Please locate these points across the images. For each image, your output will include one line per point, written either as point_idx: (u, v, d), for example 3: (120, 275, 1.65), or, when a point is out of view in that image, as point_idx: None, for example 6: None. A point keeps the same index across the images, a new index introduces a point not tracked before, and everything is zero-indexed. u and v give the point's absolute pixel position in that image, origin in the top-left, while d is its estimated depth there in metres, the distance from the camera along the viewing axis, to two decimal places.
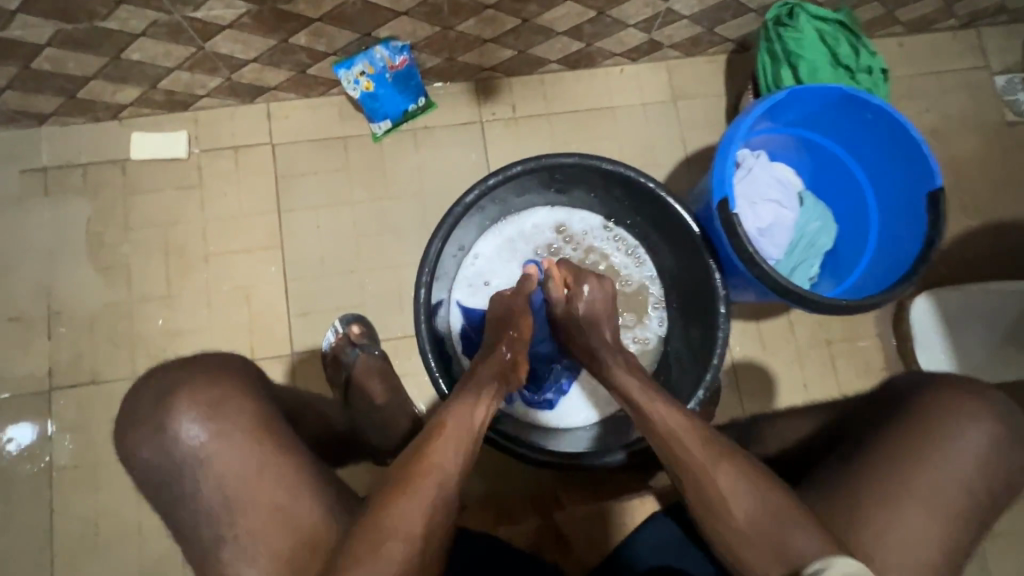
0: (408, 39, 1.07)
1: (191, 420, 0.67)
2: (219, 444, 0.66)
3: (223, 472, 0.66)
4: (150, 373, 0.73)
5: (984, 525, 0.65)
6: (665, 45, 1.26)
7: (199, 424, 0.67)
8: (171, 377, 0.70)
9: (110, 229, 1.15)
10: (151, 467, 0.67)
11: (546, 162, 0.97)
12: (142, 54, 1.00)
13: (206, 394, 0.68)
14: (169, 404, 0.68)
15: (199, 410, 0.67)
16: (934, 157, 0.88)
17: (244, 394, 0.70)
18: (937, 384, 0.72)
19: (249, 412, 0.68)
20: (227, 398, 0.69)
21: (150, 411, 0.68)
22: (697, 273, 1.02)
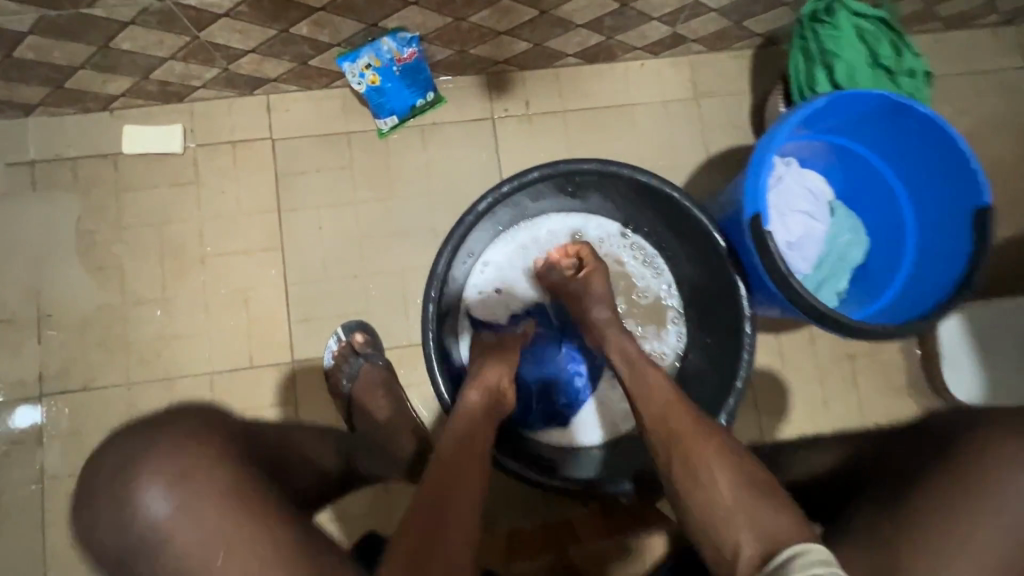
0: (417, 31, 1.00)
1: (156, 491, 0.65)
2: (188, 515, 0.65)
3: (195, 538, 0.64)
4: (111, 440, 0.71)
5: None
6: (689, 39, 1.18)
7: (165, 494, 0.65)
8: (135, 446, 0.68)
9: (102, 227, 1.10)
10: (118, 544, 0.66)
11: (565, 167, 0.91)
12: (132, 43, 0.93)
13: (171, 462, 0.66)
14: (134, 473, 0.66)
15: (166, 480, 0.65)
16: (983, 172, 0.82)
17: (217, 459, 0.68)
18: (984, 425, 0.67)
19: (219, 479, 0.67)
20: (195, 466, 0.67)
21: (111, 483, 0.67)
22: (720, 287, 0.97)
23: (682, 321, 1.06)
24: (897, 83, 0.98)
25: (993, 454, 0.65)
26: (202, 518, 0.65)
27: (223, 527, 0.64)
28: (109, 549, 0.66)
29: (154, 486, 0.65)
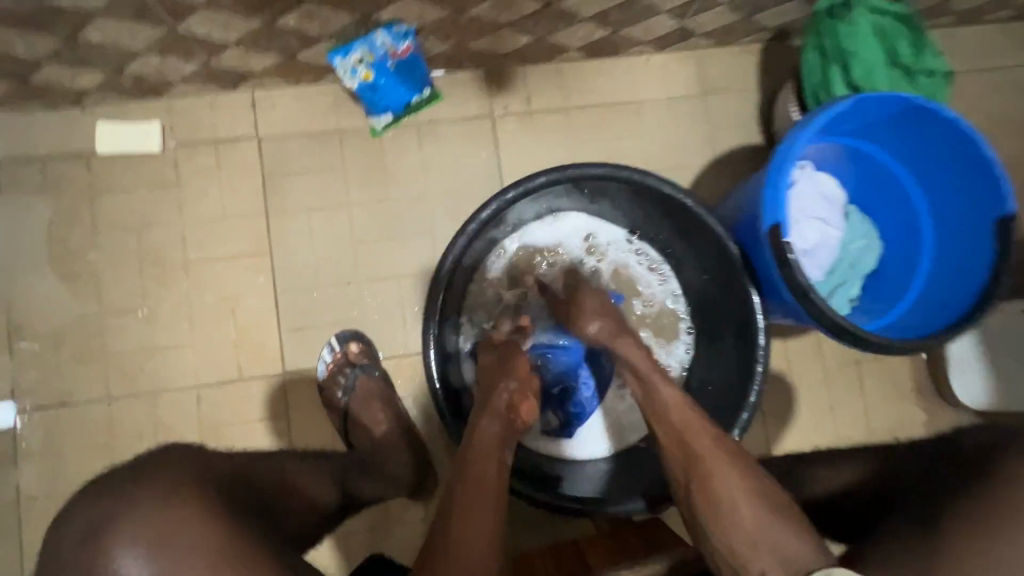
0: (413, 23, 0.94)
1: (134, 556, 0.57)
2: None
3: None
4: (83, 494, 0.63)
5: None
6: (697, 34, 1.13)
7: (143, 563, 0.57)
8: (107, 504, 0.60)
9: (75, 232, 1.03)
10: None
11: (573, 173, 0.87)
12: (102, 35, 0.86)
13: (160, 520, 0.59)
14: (105, 544, 0.58)
15: (143, 546, 0.58)
16: (1008, 180, 0.79)
17: (200, 520, 0.60)
18: None
19: (206, 543, 0.59)
20: (178, 529, 0.59)
21: (80, 550, 0.58)
22: (731, 297, 0.93)
23: (690, 333, 1.03)
24: (917, 83, 0.94)
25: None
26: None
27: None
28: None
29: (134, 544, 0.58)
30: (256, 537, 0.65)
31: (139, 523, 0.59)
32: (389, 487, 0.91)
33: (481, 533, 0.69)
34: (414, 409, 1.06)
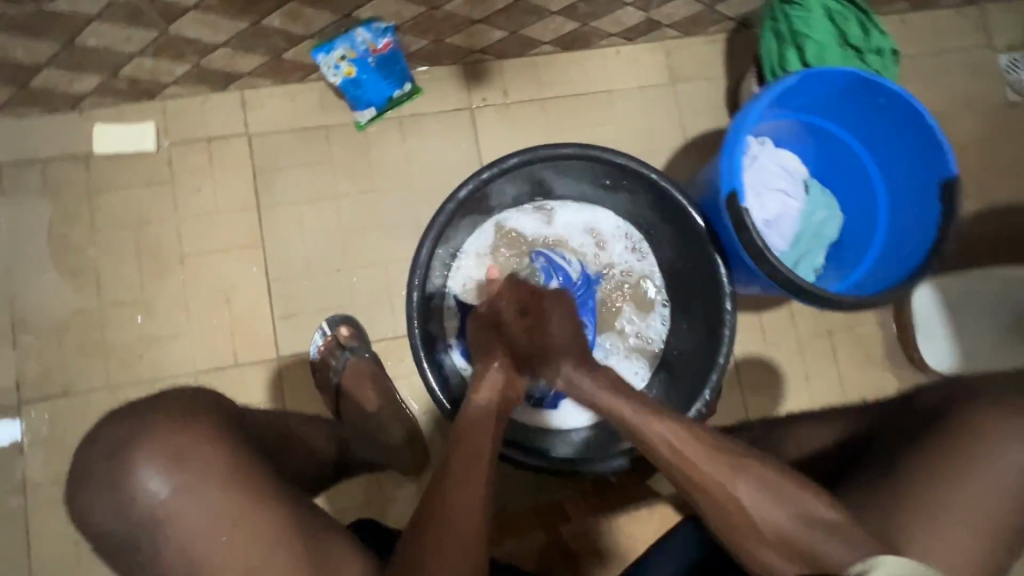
0: (391, 20, 1.00)
1: (153, 471, 0.62)
2: (189, 495, 0.62)
3: (202, 508, 0.62)
4: (106, 419, 0.67)
5: (1015, 541, 0.63)
6: (663, 25, 1.19)
7: (163, 476, 0.62)
8: (128, 425, 0.65)
9: (75, 230, 1.08)
10: (126, 496, 0.62)
11: (544, 153, 0.92)
12: (98, 39, 0.91)
13: (174, 441, 0.64)
14: (128, 459, 0.63)
15: (163, 461, 0.63)
16: (949, 144, 0.85)
17: (213, 440, 0.65)
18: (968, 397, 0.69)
19: (218, 459, 0.64)
20: (193, 447, 0.64)
21: (106, 464, 0.64)
22: (701, 266, 0.98)
23: (666, 306, 1.08)
24: (866, 61, 1.01)
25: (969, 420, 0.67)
26: (206, 497, 0.62)
27: (222, 513, 0.62)
28: (111, 508, 0.63)
29: (153, 462, 0.62)
30: (264, 459, 0.69)
31: (156, 442, 0.63)
32: (384, 450, 0.97)
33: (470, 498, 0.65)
34: (414, 402, 1.10)
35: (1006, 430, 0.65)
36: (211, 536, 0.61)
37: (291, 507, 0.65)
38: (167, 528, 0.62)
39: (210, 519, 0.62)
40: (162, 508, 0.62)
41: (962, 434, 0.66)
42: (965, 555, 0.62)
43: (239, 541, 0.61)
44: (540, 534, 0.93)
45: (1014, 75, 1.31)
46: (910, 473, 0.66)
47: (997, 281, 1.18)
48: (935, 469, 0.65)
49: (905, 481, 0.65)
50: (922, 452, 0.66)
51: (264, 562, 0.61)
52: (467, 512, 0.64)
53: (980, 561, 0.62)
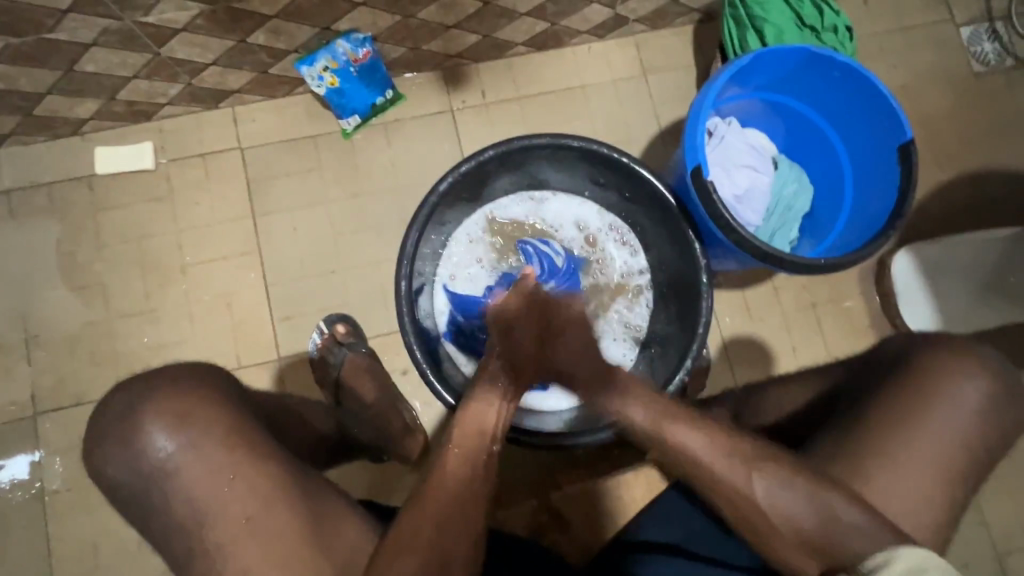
0: (369, 31, 1.06)
1: (158, 432, 0.67)
2: (194, 450, 0.66)
3: (205, 468, 0.66)
4: (115, 387, 0.72)
5: (974, 475, 0.67)
6: (631, 20, 1.24)
7: (169, 436, 0.67)
8: (135, 392, 0.70)
9: (81, 247, 1.13)
10: (137, 463, 0.67)
11: (518, 144, 0.97)
12: (96, 65, 0.97)
13: (174, 404, 0.68)
14: (137, 422, 0.68)
15: (168, 422, 0.67)
16: (903, 111, 0.89)
17: (216, 402, 0.70)
18: (930, 345, 0.72)
19: (220, 420, 0.68)
20: (196, 409, 0.68)
21: (117, 425, 0.69)
22: (677, 246, 1.03)
23: (650, 287, 1.11)
24: (822, 39, 1.06)
25: (933, 366, 0.70)
26: (208, 457, 0.66)
27: (223, 469, 0.66)
28: (127, 471, 0.68)
29: (159, 425, 0.67)
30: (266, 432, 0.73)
31: (162, 404, 0.68)
32: (383, 434, 1.01)
33: (466, 490, 0.65)
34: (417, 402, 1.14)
35: (959, 370, 0.69)
36: (214, 496, 0.65)
37: (291, 467, 0.69)
38: (178, 494, 0.66)
39: (215, 479, 0.66)
40: (174, 473, 0.66)
41: (919, 379, 0.69)
42: (927, 490, 0.65)
43: (243, 500, 0.65)
44: (530, 501, 0.98)
45: (977, 47, 1.35)
46: (876, 422, 0.68)
47: (973, 242, 1.20)
48: (892, 413, 0.68)
49: (866, 427, 0.68)
50: (881, 399, 0.70)
51: (266, 514, 0.65)
52: (462, 504, 0.65)
53: (942, 495, 0.65)
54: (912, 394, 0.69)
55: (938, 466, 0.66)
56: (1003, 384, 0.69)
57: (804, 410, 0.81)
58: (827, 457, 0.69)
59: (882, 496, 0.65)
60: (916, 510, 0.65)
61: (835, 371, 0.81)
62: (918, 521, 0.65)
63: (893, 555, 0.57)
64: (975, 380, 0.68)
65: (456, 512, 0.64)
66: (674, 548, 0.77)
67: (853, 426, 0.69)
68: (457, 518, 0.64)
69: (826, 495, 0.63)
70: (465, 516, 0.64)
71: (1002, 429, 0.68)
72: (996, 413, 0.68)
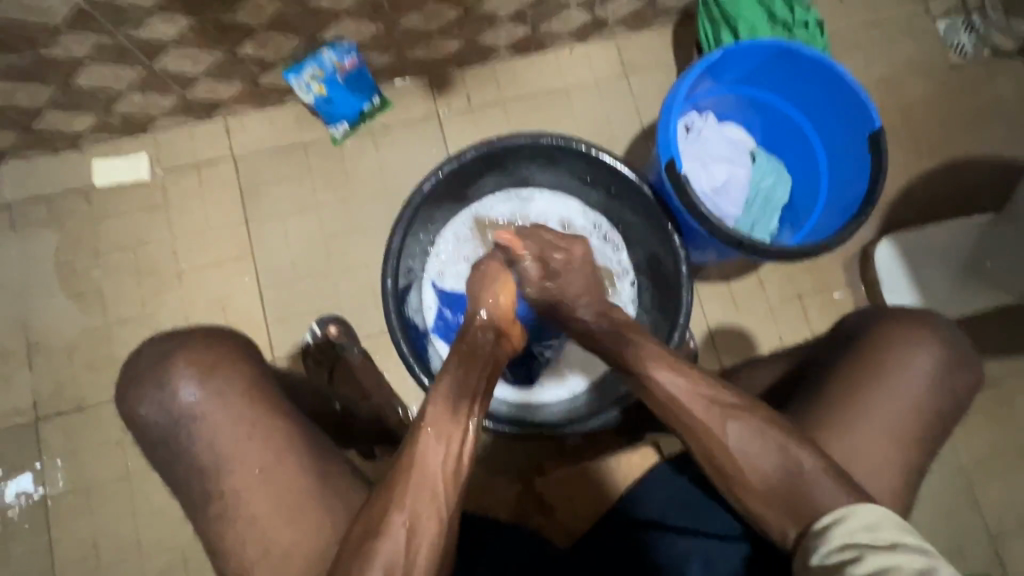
0: (354, 39, 1.09)
1: (188, 381, 0.69)
2: (217, 401, 0.69)
3: (200, 452, 0.68)
4: (152, 338, 0.75)
5: (939, 444, 0.69)
6: (611, 22, 1.27)
7: (195, 385, 0.69)
8: (164, 346, 0.73)
9: (80, 257, 1.16)
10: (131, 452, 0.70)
11: (498, 144, 1.00)
12: (91, 79, 1.01)
13: (201, 357, 0.71)
14: (167, 368, 0.70)
15: (198, 372, 0.70)
16: (871, 101, 0.92)
17: (237, 357, 0.72)
18: (898, 321, 0.73)
19: (241, 378, 0.70)
20: (220, 363, 0.71)
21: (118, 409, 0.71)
22: (658, 239, 1.05)
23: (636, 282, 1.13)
24: (794, 34, 1.08)
25: (899, 342, 0.71)
26: (208, 431, 0.69)
27: (231, 436, 0.68)
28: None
29: (187, 378, 0.69)
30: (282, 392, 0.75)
31: (188, 358, 0.70)
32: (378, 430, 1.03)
33: (446, 464, 0.65)
34: (415, 403, 1.16)
35: (912, 339, 0.71)
36: (203, 482, 0.67)
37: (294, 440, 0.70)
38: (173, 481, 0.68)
39: (207, 463, 0.68)
40: (169, 461, 0.69)
41: (878, 350, 0.71)
42: (889, 457, 0.67)
43: (231, 487, 0.67)
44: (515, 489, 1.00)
45: (954, 39, 1.37)
46: (845, 399, 0.70)
47: (952, 231, 1.22)
48: (853, 384, 0.70)
49: (834, 403, 0.70)
50: (846, 374, 0.71)
51: (255, 497, 0.66)
52: (442, 469, 0.64)
53: (907, 466, 0.67)
54: (870, 366, 0.71)
55: (902, 436, 0.68)
56: (961, 356, 0.71)
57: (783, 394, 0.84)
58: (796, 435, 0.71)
59: (849, 466, 0.67)
60: (883, 480, 0.66)
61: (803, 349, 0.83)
62: (885, 491, 0.66)
63: (850, 511, 0.60)
64: (928, 348, 0.71)
65: (436, 484, 0.64)
66: (661, 526, 0.78)
67: (820, 400, 0.71)
68: (435, 491, 0.63)
69: (797, 475, 0.64)
70: (446, 490, 0.64)
71: (965, 404, 0.70)
72: (957, 389, 0.70)
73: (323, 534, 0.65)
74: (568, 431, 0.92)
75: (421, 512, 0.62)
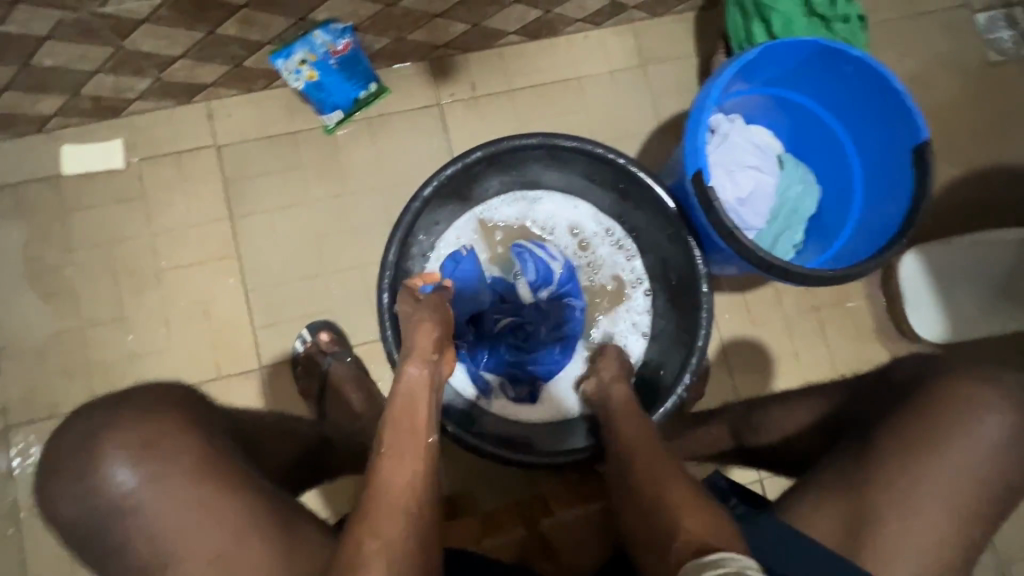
0: (349, 21, 0.99)
1: (121, 466, 0.63)
2: (156, 484, 0.62)
3: (185, 494, 0.62)
4: (72, 417, 0.70)
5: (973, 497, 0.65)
6: (630, 6, 1.17)
7: (130, 468, 0.63)
8: (94, 423, 0.67)
9: (50, 252, 1.08)
10: (99, 495, 0.63)
11: (506, 144, 0.91)
12: (54, 59, 0.91)
13: (136, 435, 0.65)
14: (102, 443, 0.64)
15: (131, 452, 0.64)
16: (919, 110, 0.84)
17: (181, 424, 0.67)
18: (942, 378, 0.71)
19: (187, 447, 0.65)
20: (160, 437, 0.65)
21: (83, 449, 0.64)
22: (677, 250, 0.97)
23: (647, 294, 1.06)
24: (833, 30, 0.99)
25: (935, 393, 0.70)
26: (184, 478, 0.63)
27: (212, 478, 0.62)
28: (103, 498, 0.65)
29: (119, 462, 0.63)
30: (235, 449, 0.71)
31: (122, 436, 0.64)
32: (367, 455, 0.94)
33: (413, 479, 0.62)
34: None
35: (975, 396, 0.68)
36: (181, 526, 0.62)
37: None
38: (146, 528, 0.62)
39: (186, 506, 0.62)
40: (139, 503, 0.62)
41: (924, 406, 0.69)
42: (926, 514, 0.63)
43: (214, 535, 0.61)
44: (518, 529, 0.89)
45: (994, 35, 1.28)
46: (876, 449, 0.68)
47: (985, 245, 1.15)
48: (894, 443, 0.68)
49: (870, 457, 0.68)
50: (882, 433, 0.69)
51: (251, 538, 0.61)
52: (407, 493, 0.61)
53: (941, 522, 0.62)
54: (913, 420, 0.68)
55: None
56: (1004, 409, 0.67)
57: (812, 434, 0.82)
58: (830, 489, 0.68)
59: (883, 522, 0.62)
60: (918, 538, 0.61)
61: (840, 393, 0.81)
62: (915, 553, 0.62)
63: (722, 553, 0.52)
64: (981, 408, 0.67)
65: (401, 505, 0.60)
66: None
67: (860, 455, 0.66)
68: (408, 511, 0.60)
69: None
70: (418, 509, 0.61)
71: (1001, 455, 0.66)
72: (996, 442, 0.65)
73: None
74: (574, 457, 0.87)
75: (391, 535, 0.58)
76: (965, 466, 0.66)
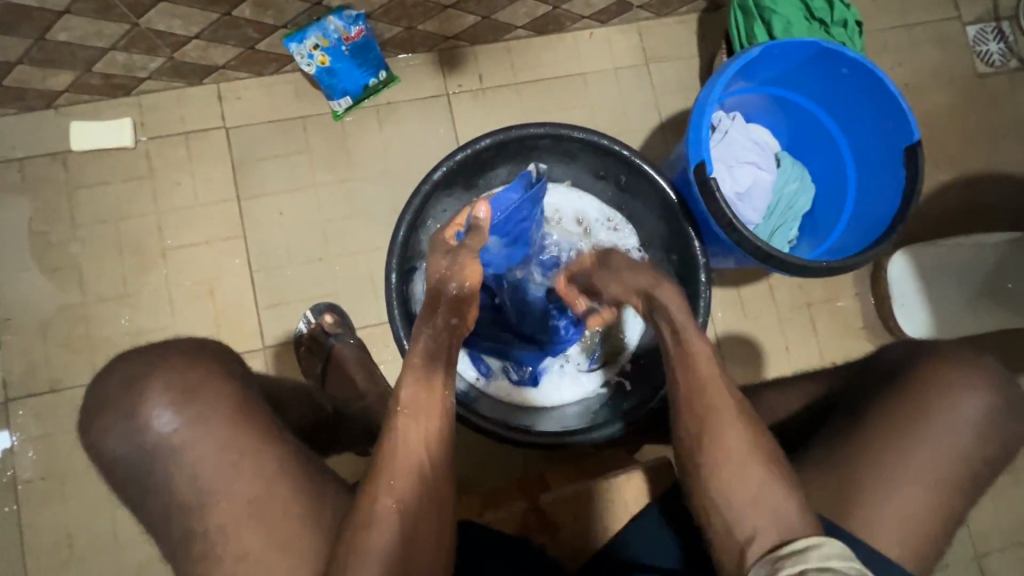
0: (362, 8, 1.00)
1: (163, 407, 0.65)
2: (198, 428, 0.65)
3: (201, 460, 0.64)
4: (122, 354, 0.71)
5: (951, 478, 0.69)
6: (635, 6, 1.20)
7: (171, 410, 0.65)
8: (140, 364, 0.68)
9: (55, 227, 1.08)
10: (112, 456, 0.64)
11: (515, 133, 0.94)
12: (69, 34, 0.92)
13: (182, 378, 0.67)
14: (142, 389, 0.66)
15: (173, 397, 0.65)
16: (912, 113, 0.87)
17: (220, 377, 0.68)
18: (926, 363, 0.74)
19: (224, 398, 0.67)
20: (202, 384, 0.67)
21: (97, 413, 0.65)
22: (677, 239, 0.99)
23: None
24: (831, 34, 1.03)
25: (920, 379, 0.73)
26: (196, 443, 0.64)
27: (228, 450, 0.64)
28: (119, 466, 0.67)
29: (162, 403, 0.65)
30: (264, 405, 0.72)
31: (169, 377, 0.66)
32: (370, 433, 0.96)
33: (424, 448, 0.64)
34: None
35: (957, 384, 0.71)
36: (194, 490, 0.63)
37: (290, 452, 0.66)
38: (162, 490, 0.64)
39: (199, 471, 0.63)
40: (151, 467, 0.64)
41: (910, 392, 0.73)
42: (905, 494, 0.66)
43: (226, 498, 0.63)
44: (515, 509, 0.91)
45: (983, 47, 1.33)
46: (863, 433, 0.71)
47: (967, 248, 1.20)
48: (882, 422, 0.71)
49: (859, 439, 0.71)
50: (870, 417, 0.72)
51: (264, 503, 0.63)
52: (419, 463, 0.63)
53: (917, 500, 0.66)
54: (899, 405, 0.72)
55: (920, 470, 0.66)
56: (981, 396, 0.71)
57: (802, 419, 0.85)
58: (817, 470, 0.72)
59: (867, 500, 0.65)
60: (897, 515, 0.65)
61: (831, 379, 0.84)
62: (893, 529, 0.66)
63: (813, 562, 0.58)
64: (961, 395, 0.71)
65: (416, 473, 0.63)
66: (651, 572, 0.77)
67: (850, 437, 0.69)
68: (423, 471, 0.63)
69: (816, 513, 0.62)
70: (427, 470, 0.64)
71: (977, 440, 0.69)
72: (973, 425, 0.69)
73: (324, 546, 0.62)
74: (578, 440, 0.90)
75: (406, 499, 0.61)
76: (946, 450, 0.69)
